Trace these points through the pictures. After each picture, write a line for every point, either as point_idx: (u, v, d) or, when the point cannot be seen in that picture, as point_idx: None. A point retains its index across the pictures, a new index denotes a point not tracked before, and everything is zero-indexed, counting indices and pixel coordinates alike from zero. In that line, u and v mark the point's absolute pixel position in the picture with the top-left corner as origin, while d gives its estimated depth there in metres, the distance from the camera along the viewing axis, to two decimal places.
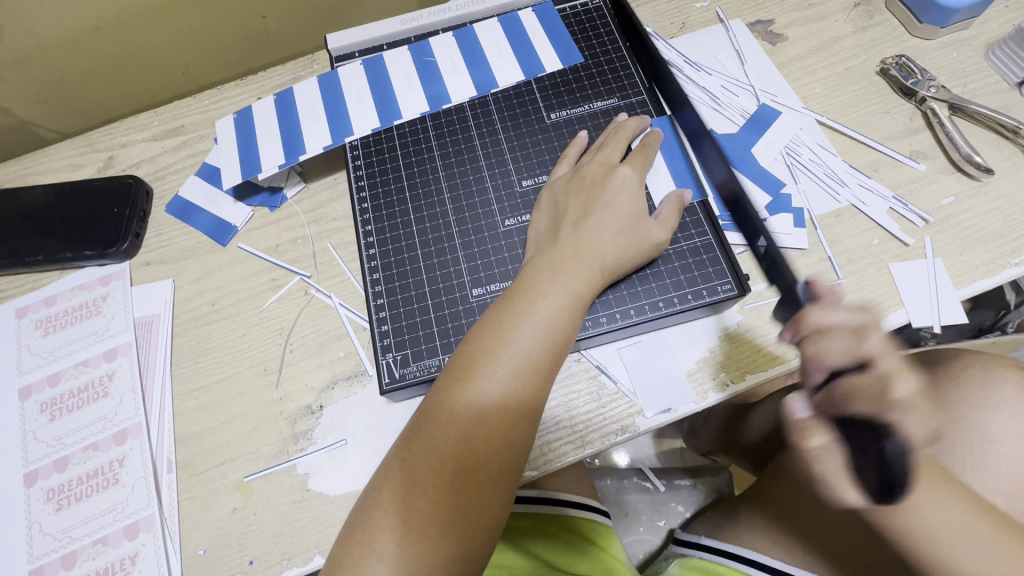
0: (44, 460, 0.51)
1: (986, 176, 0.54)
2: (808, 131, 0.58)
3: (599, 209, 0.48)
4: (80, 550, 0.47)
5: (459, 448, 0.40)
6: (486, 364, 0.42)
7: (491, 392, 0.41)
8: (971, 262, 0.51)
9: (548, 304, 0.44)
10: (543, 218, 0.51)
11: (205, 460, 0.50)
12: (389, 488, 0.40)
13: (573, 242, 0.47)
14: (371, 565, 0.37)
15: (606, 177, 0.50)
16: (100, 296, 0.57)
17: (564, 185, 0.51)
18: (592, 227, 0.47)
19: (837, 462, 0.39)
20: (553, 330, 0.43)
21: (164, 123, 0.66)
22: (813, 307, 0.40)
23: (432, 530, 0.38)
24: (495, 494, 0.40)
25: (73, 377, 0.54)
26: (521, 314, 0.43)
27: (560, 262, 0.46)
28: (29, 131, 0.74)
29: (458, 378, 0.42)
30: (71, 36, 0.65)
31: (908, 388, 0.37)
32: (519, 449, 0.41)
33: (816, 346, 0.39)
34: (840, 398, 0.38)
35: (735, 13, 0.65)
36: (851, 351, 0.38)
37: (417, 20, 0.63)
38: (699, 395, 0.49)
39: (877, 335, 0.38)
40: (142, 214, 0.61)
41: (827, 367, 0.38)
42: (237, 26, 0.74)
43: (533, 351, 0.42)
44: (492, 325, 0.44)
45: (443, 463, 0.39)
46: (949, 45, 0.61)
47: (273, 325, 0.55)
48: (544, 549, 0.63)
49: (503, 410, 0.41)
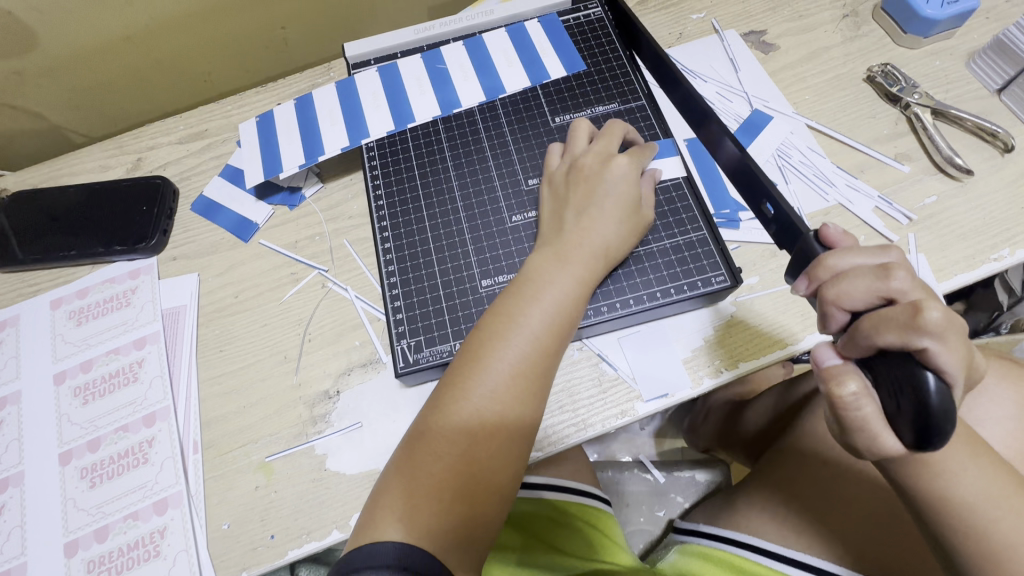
0: (77, 442, 0.54)
1: (967, 177, 0.57)
2: (798, 134, 0.62)
3: (599, 199, 0.51)
4: (112, 524, 0.50)
5: (472, 424, 0.43)
6: (497, 347, 0.44)
7: (501, 372, 0.44)
8: (953, 257, 0.54)
9: (555, 291, 0.47)
10: (548, 206, 0.53)
11: (230, 441, 0.53)
12: (405, 460, 0.43)
13: (578, 232, 0.49)
14: (389, 527, 0.40)
15: (603, 168, 0.52)
16: (130, 288, 0.61)
17: (564, 177, 0.53)
18: (586, 219, 0.50)
19: (871, 408, 0.35)
20: (558, 317, 0.46)
21: (189, 127, 0.70)
22: (831, 252, 0.40)
23: (446, 497, 0.41)
24: (504, 467, 0.43)
25: (104, 363, 0.57)
26: (530, 301, 0.46)
27: (566, 252, 0.49)
28: (59, 135, 0.79)
29: (472, 358, 0.45)
30: (103, 46, 0.70)
31: (950, 317, 0.34)
32: (526, 427, 0.44)
33: (835, 287, 0.38)
34: (864, 331, 0.36)
35: (729, 24, 0.69)
36: (873, 286, 0.37)
37: (428, 30, 0.67)
38: (695, 381, 0.52)
39: (906, 271, 0.37)
40: (169, 213, 0.65)
41: (847, 307, 0.38)
42: (257, 37, 0.79)
43: (541, 335, 0.45)
44: (501, 311, 0.46)
45: (457, 436, 0.42)
46: (933, 54, 0.64)
47: (292, 316, 0.58)
48: (552, 535, 0.66)
49: (512, 389, 0.44)
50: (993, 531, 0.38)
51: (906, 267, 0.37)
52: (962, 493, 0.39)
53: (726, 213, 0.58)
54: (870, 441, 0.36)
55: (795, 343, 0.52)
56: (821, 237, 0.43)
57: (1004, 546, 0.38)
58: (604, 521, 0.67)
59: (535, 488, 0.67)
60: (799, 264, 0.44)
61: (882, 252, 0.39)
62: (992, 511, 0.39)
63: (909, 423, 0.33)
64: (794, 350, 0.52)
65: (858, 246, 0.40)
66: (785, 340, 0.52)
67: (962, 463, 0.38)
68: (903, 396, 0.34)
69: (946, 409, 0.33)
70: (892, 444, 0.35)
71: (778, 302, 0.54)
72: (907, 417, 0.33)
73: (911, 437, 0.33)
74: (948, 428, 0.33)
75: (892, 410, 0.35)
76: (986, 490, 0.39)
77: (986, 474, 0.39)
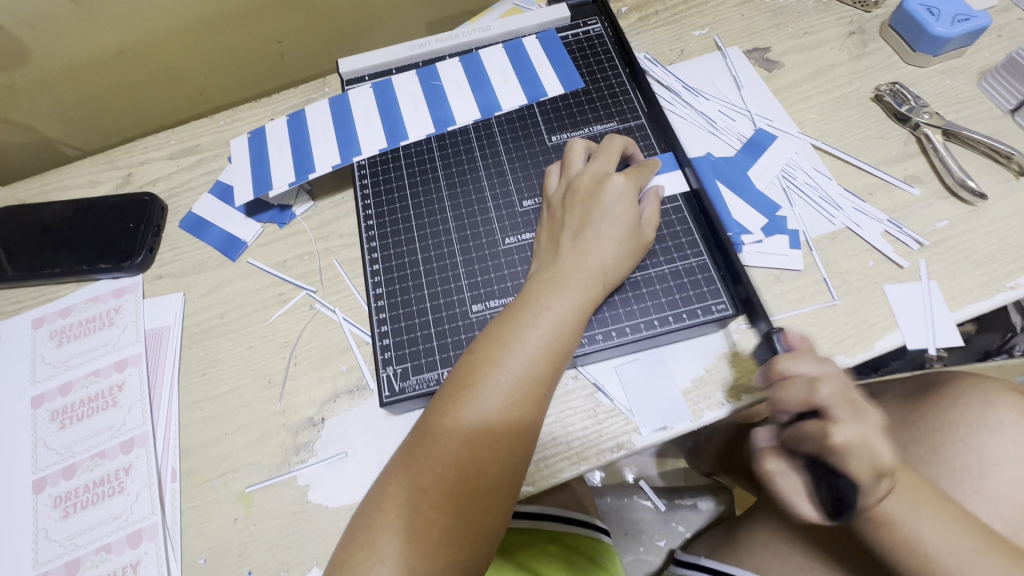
0: (53, 468, 0.52)
1: (980, 201, 0.54)
2: (803, 155, 0.60)
3: (596, 221, 0.48)
4: (83, 557, 0.48)
5: (463, 455, 0.40)
6: (491, 374, 0.42)
7: (493, 402, 0.41)
8: (966, 285, 0.51)
9: (551, 316, 0.44)
10: (545, 231, 0.52)
11: (210, 469, 0.51)
12: (391, 493, 0.40)
13: (574, 257, 0.47)
14: (374, 570, 0.38)
15: (599, 188, 0.50)
16: (113, 308, 0.59)
17: (561, 200, 0.52)
18: (583, 241, 0.48)
19: (792, 486, 0.42)
20: (556, 342, 0.44)
21: (180, 142, 0.69)
22: (780, 357, 0.42)
23: (433, 534, 0.39)
24: (495, 502, 0.41)
25: (83, 386, 0.55)
26: (526, 325, 0.44)
27: (562, 277, 0.46)
28: (51, 147, 0.78)
29: (464, 385, 0.42)
30: (96, 58, 0.69)
31: (859, 436, 0.38)
32: (517, 459, 0.42)
33: (777, 391, 0.41)
34: (791, 438, 0.40)
35: (733, 40, 0.67)
36: (804, 400, 0.39)
37: (424, 45, 0.66)
38: (695, 413, 0.49)
39: (834, 386, 0.39)
40: (156, 229, 0.63)
41: (785, 410, 0.41)
42: (253, 51, 0.78)
43: (536, 362, 0.43)
44: (495, 337, 0.44)
45: (447, 469, 0.40)
46: (943, 73, 0.62)
47: (279, 338, 0.57)
48: (527, 557, 0.63)
49: (505, 419, 0.41)
50: None
51: (833, 384, 0.39)
52: None
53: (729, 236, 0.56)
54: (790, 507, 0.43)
55: None
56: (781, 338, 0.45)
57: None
58: (602, 550, 0.65)
59: (539, 518, 0.65)
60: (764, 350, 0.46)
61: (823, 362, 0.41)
62: None
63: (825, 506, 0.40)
64: None
65: (806, 352, 0.42)
66: None
67: None
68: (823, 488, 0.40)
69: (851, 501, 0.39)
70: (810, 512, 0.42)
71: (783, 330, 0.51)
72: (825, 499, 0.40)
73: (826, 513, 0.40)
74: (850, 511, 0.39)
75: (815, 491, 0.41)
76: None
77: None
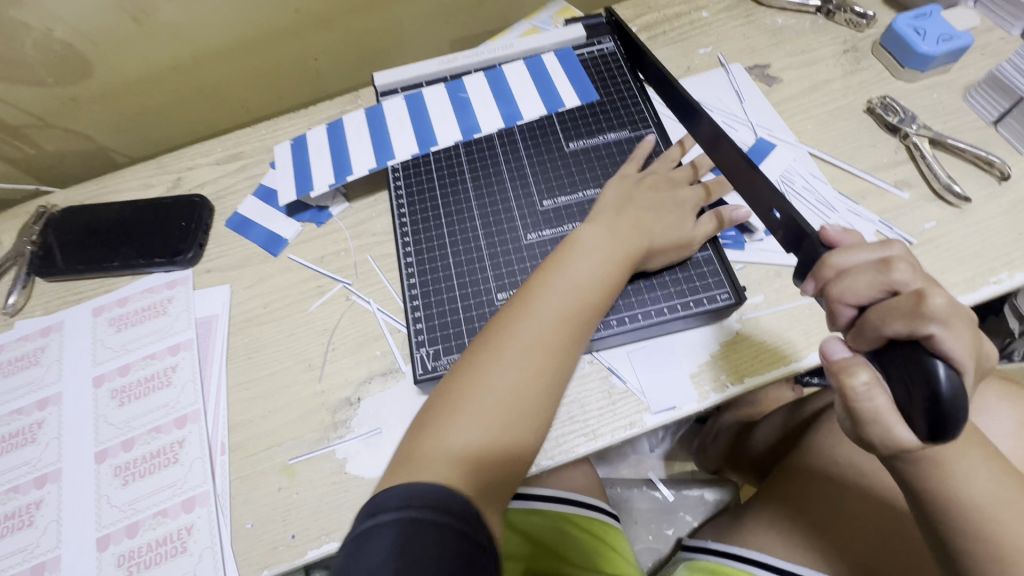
0: (112, 441, 0.57)
1: (965, 204, 0.59)
2: (801, 161, 0.64)
3: (660, 208, 0.57)
4: (142, 520, 0.53)
5: (508, 369, 0.47)
6: (556, 286, 0.51)
7: (551, 313, 0.50)
8: (953, 279, 0.56)
9: (604, 254, 0.53)
10: (609, 194, 0.59)
11: (255, 443, 0.56)
12: (469, 360, 0.49)
13: (636, 228, 0.55)
14: (445, 421, 0.45)
15: (673, 190, 0.59)
16: (166, 298, 0.65)
17: (637, 180, 0.59)
18: (641, 220, 0.56)
19: (884, 400, 0.36)
20: (608, 277, 0.52)
21: (226, 150, 0.75)
22: (833, 251, 0.41)
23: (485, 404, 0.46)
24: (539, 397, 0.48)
25: (141, 367, 0.61)
26: (587, 254, 0.53)
27: (623, 238, 0.54)
28: (104, 155, 0.84)
29: (449, 399, 0.47)
30: (152, 73, 0.76)
31: (954, 303, 0.35)
32: (547, 384, 0.48)
33: (839, 283, 0.39)
34: (873, 322, 0.37)
35: (735, 58, 0.73)
36: (876, 280, 0.38)
37: (452, 61, 0.72)
38: (701, 395, 0.53)
39: (908, 264, 0.38)
40: (205, 228, 0.69)
41: (853, 302, 0.39)
42: (291, 68, 0.84)
43: (590, 289, 0.51)
44: (472, 358, 0.49)
45: (514, 349, 0.48)
46: (930, 87, 0.68)
47: (317, 325, 0.62)
48: (546, 540, 0.67)
49: (559, 330, 0.50)
50: (993, 545, 0.40)
51: (907, 261, 0.38)
52: (959, 499, 0.40)
53: (731, 235, 0.61)
54: (882, 432, 0.36)
55: (800, 360, 0.54)
56: (822, 239, 0.44)
57: (1012, 547, 0.39)
58: (614, 534, 0.69)
59: (559, 501, 0.69)
60: (805, 266, 0.46)
61: (883, 246, 0.40)
62: (990, 518, 0.40)
63: (922, 413, 0.34)
64: (797, 367, 0.54)
65: (861, 243, 0.41)
66: (788, 357, 0.54)
67: (964, 469, 0.40)
68: (916, 388, 0.34)
69: (958, 395, 0.33)
70: (906, 436, 0.35)
71: (783, 320, 0.56)
72: (919, 406, 0.34)
73: (926, 428, 0.34)
74: (962, 419, 0.33)
75: (904, 401, 0.35)
76: (993, 492, 0.40)
77: (996, 477, 0.40)
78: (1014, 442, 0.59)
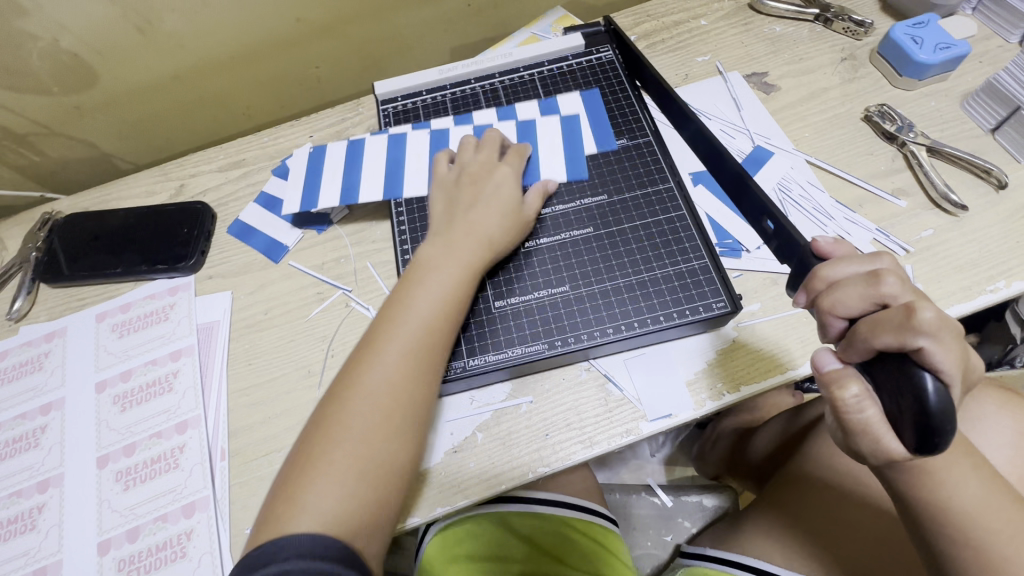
0: (114, 446, 0.58)
1: (961, 212, 0.59)
2: (798, 169, 0.65)
3: (485, 198, 0.59)
4: (143, 525, 0.54)
5: (354, 436, 0.45)
6: (392, 331, 0.50)
7: (388, 365, 0.48)
8: (949, 288, 0.56)
9: (441, 280, 0.53)
10: (441, 203, 0.60)
11: (255, 449, 0.56)
12: (316, 446, 0.45)
13: (467, 225, 0.56)
14: (299, 519, 0.42)
15: (490, 175, 0.60)
16: (169, 304, 0.65)
17: (455, 179, 0.61)
18: (474, 217, 0.57)
19: (874, 411, 0.36)
20: (446, 303, 0.52)
21: (228, 157, 0.76)
22: (824, 263, 0.41)
23: (347, 480, 0.44)
24: (401, 446, 0.47)
25: (142, 373, 0.61)
26: (419, 286, 0.52)
27: (455, 242, 0.55)
28: (109, 162, 0.85)
29: (306, 468, 0.45)
30: (155, 82, 0.77)
31: (943, 315, 0.35)
32: (404, 439, 0.47)
33: (830, 296, 0.40)
34: (862, 335, 0.37)
35: (733, 66, 0.73)
36: (865, 293, 0.38)
37: (451, 70, 0.73)
38: (697, 402, 0.54)
39: (896, 276, 0.38)
40: (207, 235, 0.70)
41: (843, 314, 0.39)
42: (292, 76, 0.85)
43: (430, 318, 0.51)
44: (326, 425, 0.47)
45: (361, 416, 0.46)
46: (927, 95, 0.68)
47: (318, 332, 0.62)
48: (547, 544, 0.67)
49: (399, 376, 0.48)
50: (987, 555, 0.40)
51: (896, 273, 0.38)
52: (951, 509, 0.40)
53: (728, 243, 0.61)
54: (872, 443, 0.36)
55: (796, 369, 0.54)
56: (814, 250, 0.45)
57: (1004, 557, 0.40)
58: (612, 540, 0.69)
59: (565, 507, 0.69)
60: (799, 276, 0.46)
61: (873, 258, 0.41)
62: (983, 528, 0.40)
63: (910, 425, 0.34)
64: (793, 375, 0.54)
65: (852, 254, 0.42)
66: (784, 365, 0.54)
67: (955, 479, 0.40)
68: (905, 401, 0.34)
69: (944, 409, 0.33)
70: (896, 447, 0.36)
71: (779, 327, 0.56)
72: (908, 419, 0.34)
73: (914, 441, 0.34)
74: (950, 432, 0.33)
75: (895, 413, 0.35)
76: (985, 501, 0.40)
77: (988, 487, 0.41)
78: (1012, 450, 0.58)
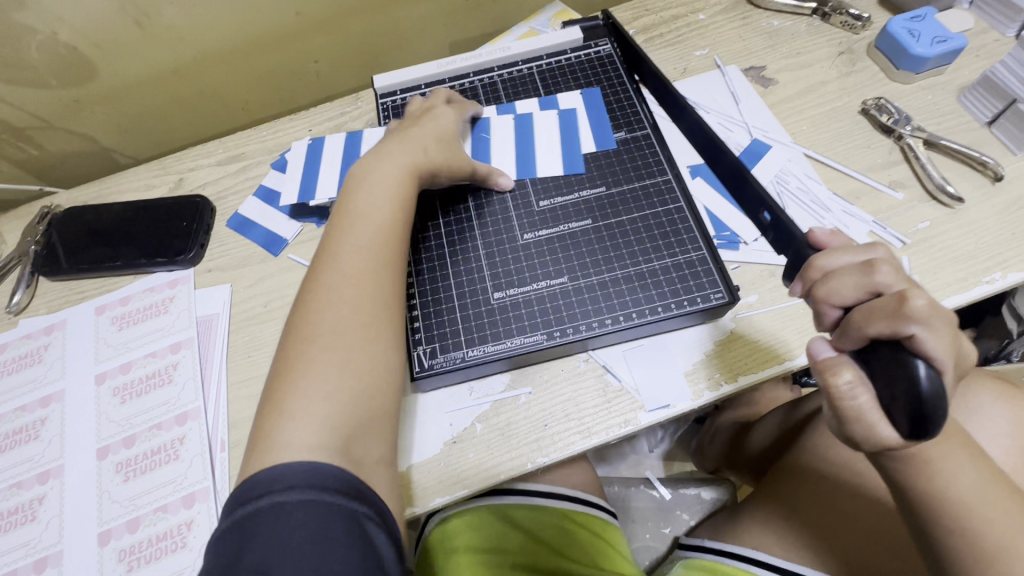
0: (114, 438, 0.58)
1: (958, 205, 0.60)
2: (795, 162, 0.65)
3: (422, 123, 0.61)
4: (143, 516, 0.54)
5: (327, 334, 0.45)
6: (342, 235, 0.50)
7: (345, 259, 0.48)
8: (946, 279, 0.56)
9: (383, 178, 0.54)
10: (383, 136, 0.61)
11: None
12: (288, 357, 0.44)
13: (402, 139, 0.57)
14: (292, 429, 0.41)
15: (428, 112, 0.63)
16: (168, 297, 0.66)
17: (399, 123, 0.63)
18: (412, 133, 0.59)
19: (868, 398, 0.36)
20: (391, 199, 0.53)
21: (227, 151, 0.76)
22: (820, 253, 0.42)
23: (331, 377, 0.43)
24: (380, 333, 0.46)
25: (142, 365, 0.61)
26: (367, 188, 0.53)
27: (387, 150, 0.56)
28: (108, 157, 0.85)
29: (283, 385, 0.43)
30: (155, 77, 0.77)
31: (935, 303, 0.36)
32: (378, 327, 0.46)
33: (824, 285, 0.40)
34: (856, 322, 0.37)
35: (731, 59, 0.74)
36: (860, 281, 0.38)
37: (451, 64, 0.73)
38: (695, 393, 0.54)
39: (890, 265, 0.39)
40: (206, 229, 0.70)
41: (838, 303, 0.40)
42: (291, 70, 0.85)
43: (377, 214, 0.51)
44: (293, 337, 0.45)
45: (326, 313, 0.46)
46: (924, 89, 0.68)
47: None
48: (547, 536, 0.67)
49: (358, 266, 0.48)
50: (981, 542, 0.40)
51: (889, 262, 0.39)
52: (947, 496, 0.40)
53: (726, 235, 0.61)
54: (866, 429, 0.37)
55: (794, 359, 0.54)
56: (811, 240, 0.45)
57: (998, 544, 0.40)
58: (611, 533, 0.69)
59: (565, 499, 0.69)
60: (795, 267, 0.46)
61: (868, 248, 0.41)
62: (977, 515, 0.40)
63: (903, 411, 0.34)
64: (790, 366, 0.54)
65: (847, 245, 0.42)
66: (781, 356, 0.55)
67: (951, 467, 0.40)
68: (898, 387, 0.34)
69: (937, 394, 0.34)
70: (889, 434, 0.36)
71: (777, 319, 0.56)
72: (901, 404, 0.34)
73: (907, 426, 0.34)
74: (941, 418, 0.34)
75: (888, 399, 0.35)
76: (979, 489, 0.41)
77: (982, 475, 0.41)
78: (1007, 440, 0.59)
